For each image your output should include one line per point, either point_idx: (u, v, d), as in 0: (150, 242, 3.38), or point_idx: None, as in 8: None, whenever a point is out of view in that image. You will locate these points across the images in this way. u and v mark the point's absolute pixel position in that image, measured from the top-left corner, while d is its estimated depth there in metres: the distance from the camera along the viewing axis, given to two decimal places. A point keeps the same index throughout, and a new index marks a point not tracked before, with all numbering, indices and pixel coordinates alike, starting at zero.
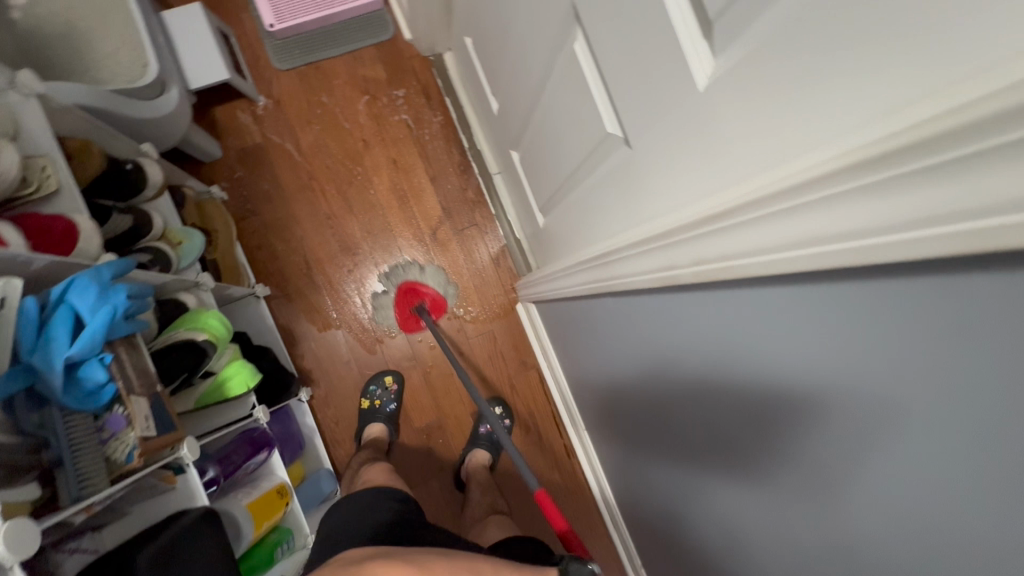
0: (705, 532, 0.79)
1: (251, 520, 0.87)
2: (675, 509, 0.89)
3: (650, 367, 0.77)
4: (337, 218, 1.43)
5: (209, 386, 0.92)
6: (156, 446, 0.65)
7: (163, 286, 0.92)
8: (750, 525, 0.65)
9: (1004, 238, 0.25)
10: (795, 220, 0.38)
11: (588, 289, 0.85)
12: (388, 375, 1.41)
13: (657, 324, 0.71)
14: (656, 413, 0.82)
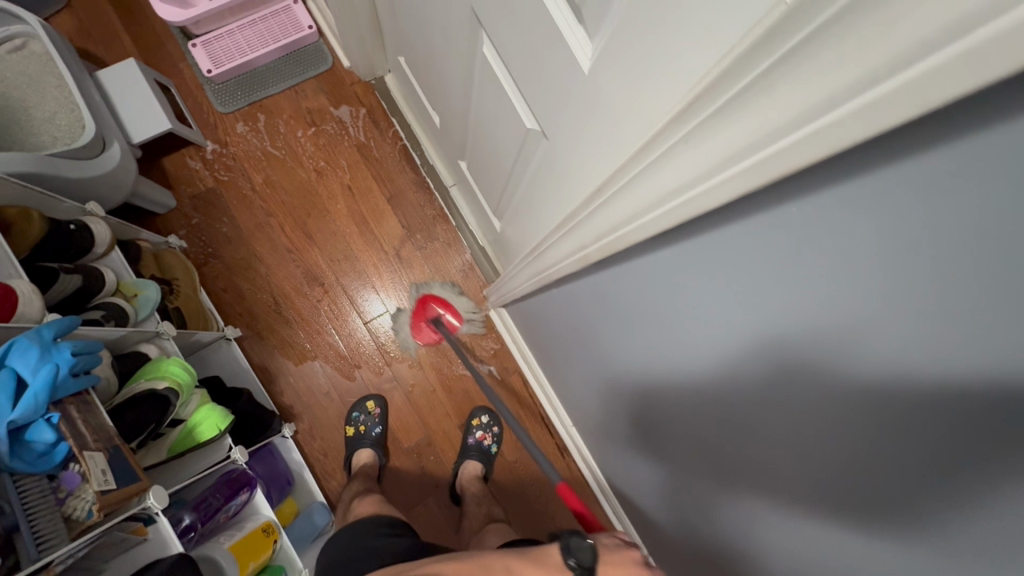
0: (701, 508, 0.78)
1: (235, 562, 0.86)
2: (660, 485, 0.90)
3: (608, 344, 0.78)
4: (298, 250, 1.44)
5: (180, 433, 0.93)
6: (116, 499, 0.65)
7: (120, 339, 0.92)
8: (739, 493, 0.64)
9: (797, 155, 0.28)
10: (669, 171, 0.40)
11: (532, 283, 0.87)
12: (370, 401, 1.40)
13: (603, 304, 0.72)
14: (629, 395, 0.82)
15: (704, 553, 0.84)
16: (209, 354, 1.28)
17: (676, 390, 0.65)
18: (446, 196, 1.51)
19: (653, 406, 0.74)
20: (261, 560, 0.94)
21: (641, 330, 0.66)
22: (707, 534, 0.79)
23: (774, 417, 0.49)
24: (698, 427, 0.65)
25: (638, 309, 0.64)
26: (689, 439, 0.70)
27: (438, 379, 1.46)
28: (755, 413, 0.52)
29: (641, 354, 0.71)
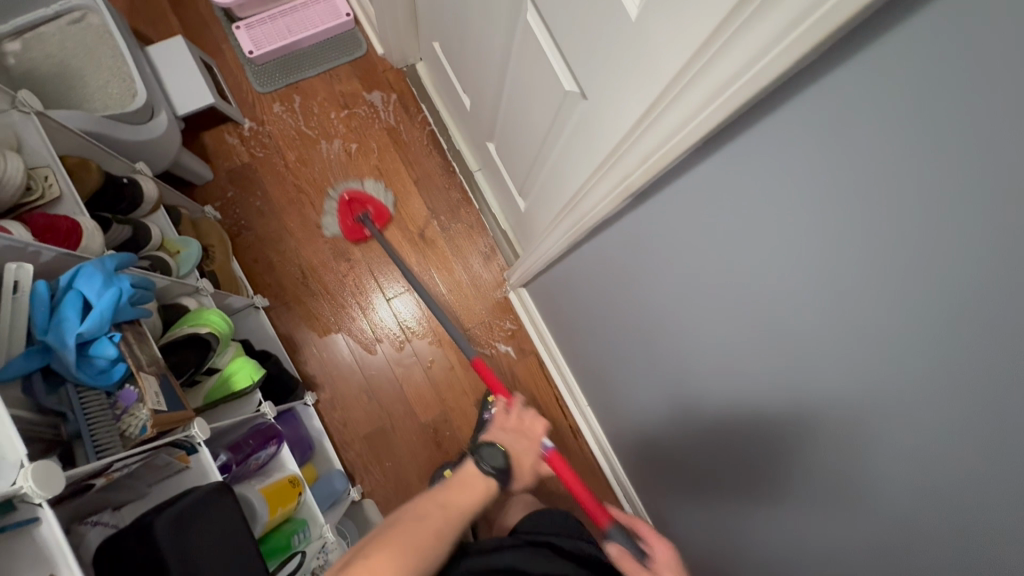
0: (721, 465, 0.80)
1: (266, 503, 0.89)
2: (675, 446, 0.93)
3: (633, 301, 0.82)
4: (327, 227, 1.48)
5: (215, 382, 0.96)
6: (167, 420, 0.68)
7: (165, 289, 0.97)
8: (758, 434, 0.68)
9: (838, 16, 0.32)
10: (714, 74, 0.44)
11: (567, 240, 0.91)
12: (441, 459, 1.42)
13: (632, 256, 0.76)
14: (651, 355, 0.85)
15: (720, 515, 0.86)
16: (239, 320, 1.33)
17: (705, 336, 0.68)
18: (470, 180, 1.56)
19: (671, 355, 0.79)
20: (287, 511, 0.96)
21: (671, 279, 0.69)
22: (727, 494, 0.81)
23: (808, 341, 0.52)
24: (726, 371, 0.68)
25: (670, 256, 0.67)
26: (705, 385, 0.74)
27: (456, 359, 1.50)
28: (789, 342, 0.55)
29: (660, 304, 0.75)
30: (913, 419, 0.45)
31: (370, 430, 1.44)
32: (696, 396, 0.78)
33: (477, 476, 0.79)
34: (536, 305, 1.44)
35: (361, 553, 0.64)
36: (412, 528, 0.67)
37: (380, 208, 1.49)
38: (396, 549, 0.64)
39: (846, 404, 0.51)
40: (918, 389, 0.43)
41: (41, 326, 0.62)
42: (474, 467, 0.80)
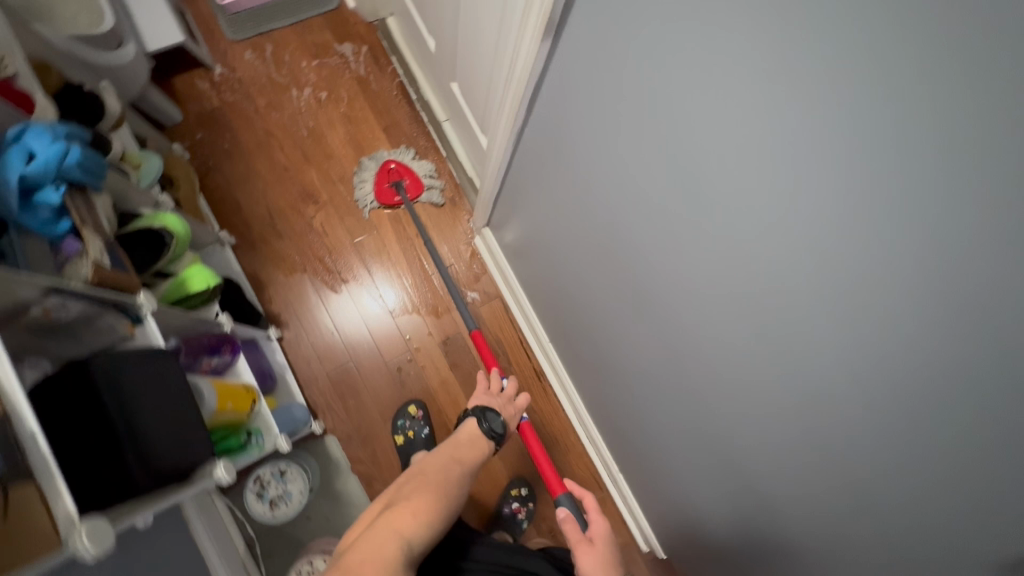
0: (663, 345, 0.82)
1: (216, 394, 0.89)
2: (620, 341, 0.98)
3: (572, 183, 0.86)
4: (295, 169, 1.51)
5: (170, 286, 0.97)
6: (110, 276, 0.70)
7: (124, 194, 0.98)
8: (678, 290, 0.71)
9: None
10: None
11: (508, 125, 0.96)
12: (411, 405, 1.42)
13: (564, 127, 0.80)
14: (596, 246, 0.88)
15: (671, 400, 0.89)
16: (203, 254, 1.35)
17: (625, 197, 0.72)
18: (438, 130, 1.58)
19: (604, 234, 0.83)
20: (240, 416, 0.96)
21: (601, 147, 0.72)
22: (672, 373, 0.84)
23: (702, 161, 0.55)
24: (649, 232, 0.70)
25: (596, 120, 0.71)
26: (632, 254, 0.78)
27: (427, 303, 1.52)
28: (690, 170, 0.58)
29: (589, 173, 0.79)
30: (788, 198, 0.47)
31: (335, 369, 1.45)
32: (626, 269, 0.81)
33: (479, 434, 1.07)
34: (499, 247, 1.47)
35: (398, 497, 0.90)
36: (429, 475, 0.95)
37: (418, 181, 1.54)
38: (422, 495, 0.90)
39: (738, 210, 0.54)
40: (790, 164, 0.46)
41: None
42: (474, 424, 1.07)
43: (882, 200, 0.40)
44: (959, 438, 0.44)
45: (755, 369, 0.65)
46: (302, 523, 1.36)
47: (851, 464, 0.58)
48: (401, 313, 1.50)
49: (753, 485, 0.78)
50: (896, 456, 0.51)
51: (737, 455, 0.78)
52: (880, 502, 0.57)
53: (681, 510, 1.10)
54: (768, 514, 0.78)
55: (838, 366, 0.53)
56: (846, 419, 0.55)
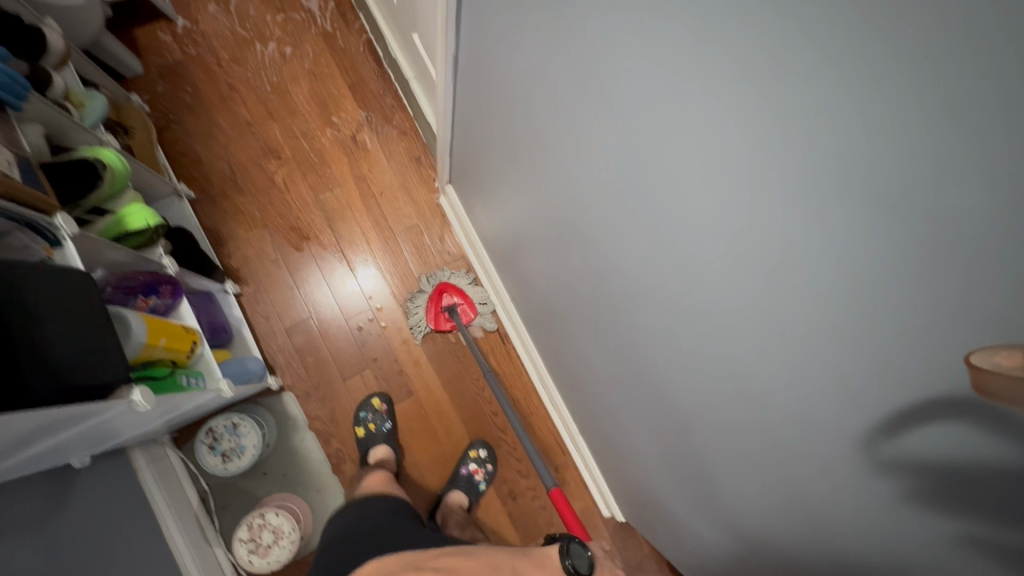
0: (587, 280, 0.80)
1: (146, 327, 0.86)
2: (561, 286, 0.96)
3: (501, 120, 0.84)
4: (258, 125, 1.50)
5: (108, 223, 0.95)
6: (21, 190, 0.69)
7: (66, 130, 0.97)
8: (590, 226, 0.69)
9: None
10: None
11: (447, 63, 0.94)
12: (376, 398, 1.40)
13: (485, 58, 0.78)
14: (529, 182, 0.85)
15: (607, 343, 0.85)
16: (160, 205, 1.34)
17: (539, 127, 0.70)
18: (405, 89, 1.53)
19: (530, 169, 0.81)
20: (177, 356, 0.95)
21: (513, 67, 0.70)
22: (600, 312, 0.81)
23: (577, 54, 0.52)
24: (559, 153, 0.68)
25: (505, 35, 0.68)
26: (553, 188, 0.75)
27: (406, 275, 1.50)
28: (571, 68, 0.54)
29: (511, 107, 0.77)
30: (641, 77, 0.44)
31: (294, 327, 1.44)
32: (552, 206, 0.79)
33: (556, 566, 0.74)
34: (462, 203, 1.44)
35: (420, 567, 0.67)
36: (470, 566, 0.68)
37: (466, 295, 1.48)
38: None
39: (612, 104, 0.50)
40: (636, 36, 0.42)
41: None
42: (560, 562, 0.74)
43: (704, 57, 0.36)
44: (808, 330, 0.41)
45: (651, 292, 0.61)
46: (258, 479, 1.36)
47: (738, 386, 0.54)
48: (363, 274, 1.49)
49: (681, 433, 0.72)
50: (771, 368, 0.47)
51: (662, 397, 0.72)
52: (768, 428, 0.52)
53: (628, 464, 1.07)
54: (694, 463, 0.73)
55: (713, 272, 0.48)
56: (729, 335, 0.51)
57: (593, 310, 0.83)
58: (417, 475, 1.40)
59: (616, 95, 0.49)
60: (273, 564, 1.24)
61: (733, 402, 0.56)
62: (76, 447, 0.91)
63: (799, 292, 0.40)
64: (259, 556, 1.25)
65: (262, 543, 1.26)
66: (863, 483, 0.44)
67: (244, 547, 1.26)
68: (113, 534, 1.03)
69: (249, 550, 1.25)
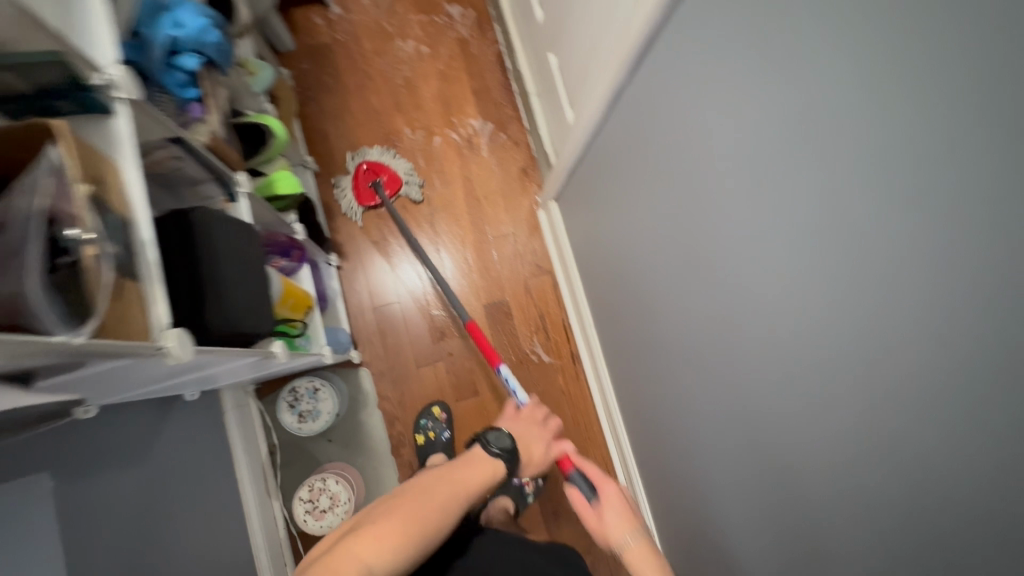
0: (701, 320, 0.81)
1: (281, 284, 0.92)
2: (659, 321, 0.99)
3: (636, 157, 0.88)
4: (385, 114, 1.59)
5: (261, 183, 1.04)
6: (221, 147, 0.76)
7: (240, 94, 1.06)
8: (723, 280, 0.72)
9: None
10: None
11: (596, 92, 0.98)
12: (436, 406, 1.43)
13: (641, 100, 0.82)
14: (655, 221, 0.87)
15: (704, 385, 0.87)
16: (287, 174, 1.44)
17: (683, 177, 0.73)
18: (527, 103, 1.59)
19: (660, 212, 0.85)
20: (296, 320, 1.00)
21: (670, 106, 0.72)
22: (710, 358, 0.82)
23: (774, 109, 0.52)
24: (714, 198, 0.67)
25: (675, 77, 0.69)
26: (684, 234, 0.79)
27: (493, 277, 1.55)
28: (759, 121, 0.54)
29: (654, 151, 0.81)
30: (843, 162, 0.44)
31: (381, 308, 1.50)
32: (674, 248, 0.83)
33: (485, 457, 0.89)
34: (564, 221, 1.47)
35: (363, 526, 0.72)
36: (392, 514, 0.73)
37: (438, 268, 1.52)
38: (388, 523, 0.72)
39: (796, 173, 0.51)
40: (848, 121, 0.43)
41: (143, 24, 0.71)
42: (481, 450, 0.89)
43: (945, 153, 0.35)
44: (993, 448, 0.38)
45: (797, 350, 0.60)
46: (324, 445, 1.42)
47: (884, 475, 0.51)
48: (454, 272, 1.54)
49: (797, 499, 0.69)
50: (924, 468, 0.46)
51: (784, 455, 0.69)
52: (918, 532, 0.49)
53: (692, 510, 1.07)
54: (801, 530, 0.70)
55: (879, 358, 0.48)
56: (873, 425, 0.51)
57: (699, 356, 0.85)
58: (470, 471, 1.43)
59: (802, 173, 0.50)
60: (325, 528, 1.30)
61: (869, 487, 0.54)
62: (193, 384, 0.97)
63: (990, 407, 0.38)
64: (314, 518, 1.31)
65: (318, 506, 1.31)
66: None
67: (302, 506, 1.32)
68: (198, 469, 1.10)
69: (306, 510, 1.31)
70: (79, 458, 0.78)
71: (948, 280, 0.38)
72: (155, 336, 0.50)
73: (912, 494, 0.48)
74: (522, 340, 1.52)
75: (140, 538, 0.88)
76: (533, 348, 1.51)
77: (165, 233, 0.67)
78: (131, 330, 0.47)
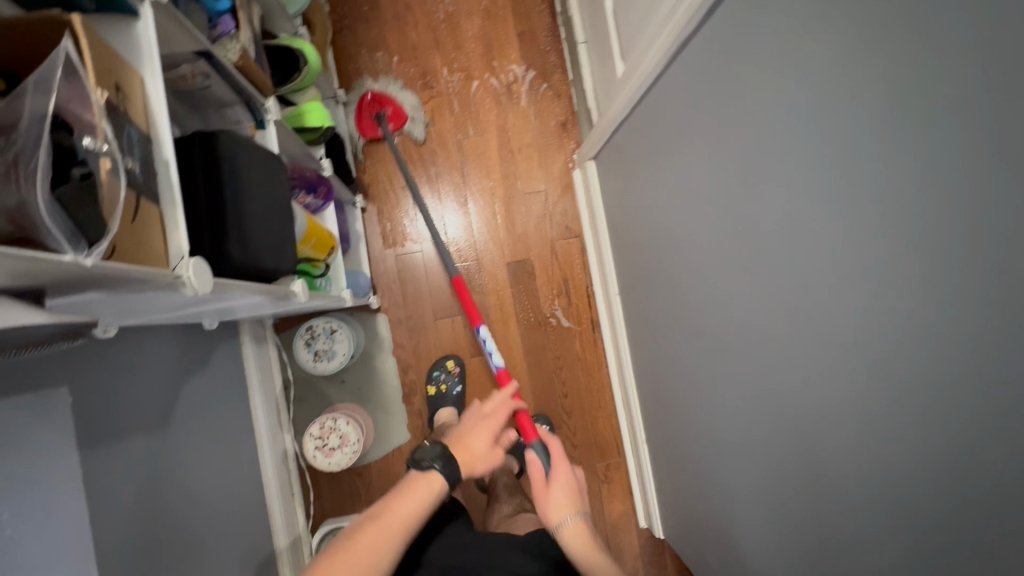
0: (731, 306, 0.75)
1: (303, 220, 0.89)
2: (686, 300, 0.93)
3: (683, 122, 0.81)
4: (422, 51, 1.50)
5: (291, 114, 0.99)
6: (252, 67, 0.72)
7: (272, 12, 0.99)
8: (752, 270, 0.66)
9: None
10: None
11: (653, 43, 0.89)
12: (450, 359, 1.43)
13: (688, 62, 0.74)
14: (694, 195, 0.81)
15: (723, 371, 0.83)
16: None
17: (725, 151, 0.67)
18: (573, 51, 1.48)
19: (698, 186, 0.78)
20: (319, 260, 0.97)
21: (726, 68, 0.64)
22: (732, 345, 0.78)
23: (835, 86, 0.44)
24: (759, 178, 0.60)
25: (726, 39, 0.61)
26: (721, 212, 0.73)
27: (518, 235, 1.50)
28: (816, 97, 0.47)
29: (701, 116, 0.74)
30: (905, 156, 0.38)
31: (403, 256, 1.47)
32: (709, 225, 0.78)
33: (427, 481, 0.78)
34: (599, 181, 1.38)
35: None
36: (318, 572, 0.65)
37: (401, 109, 1.47)
38: None
39: (842, 165, 0.45)
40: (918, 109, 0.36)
41: None
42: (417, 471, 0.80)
43: None
44: None
45: (824, 356, 0.55)
46: (336, 384, 1.43)
47: (912, 495, 0.47)
48: (479, 226, 1.49)
49: (818, 504, 0.64)
50: (968, 503, 0.41)
51: (804, 455, 0.65)
52: (948, 556, 0.45)
53: (700, 492, 1.05)
54: (817, 532, 0.66)
55: (913, 377, 0.43)
56: (897, 443, 0.47)
57: (722, 342, 0.81)
58: None
59: (851, 163, 0.44)
60: (332, 466, 1.30)
61: (891, 505, 0.50)
62: (210, 314, 0.95)
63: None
64: (323, 454, 1.32)
65: (329, 444, 1.32)
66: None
67: (312, 442, 1.33)
68: (214, 397, 1.11)
69: (316, 446, 1.32)
70: (100, 379, 0.79)
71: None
72: (173, 265, 0.47)
73: (949, 526, 0.44)
74: (543, 302, 1.49)
75: (155, 460, 0.89)
76: (553, 311, 1.48)
77: (192, 158, 0.63)
78: (147, 256, 0.44)
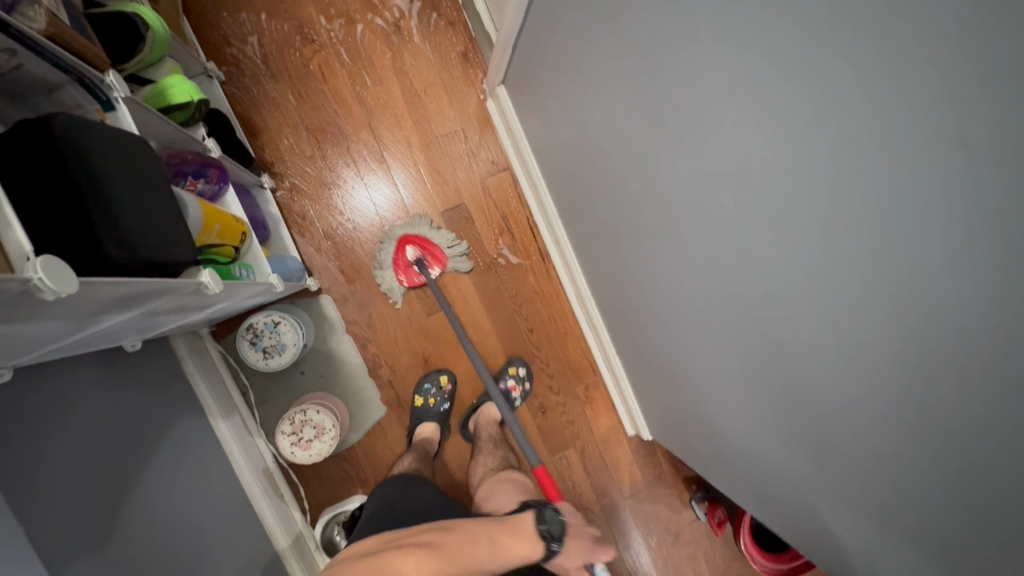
0: (664, 189, 0.74)
1: (198, 205, 0.80)
2: (622, 199, 0.92)
3: (579, 8, 0.76)
4: (292, 3, 1.36)
5: (151, 92, 0.87)
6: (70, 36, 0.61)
7: None
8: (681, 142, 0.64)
9: None
10: None
11: None
12: (444, 375, 1.39)
13: None
14: (606, 86, 0.78)
15: (673, 259, 0.82)
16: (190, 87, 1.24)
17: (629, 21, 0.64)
18: None
19: (609, 74, 0.75)
20: (226, 247, 0.89)
21: None
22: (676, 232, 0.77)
23: None
24: (670, 33, 0.57)
25: None
26: (637, 94, 0.70)
27: (446, 182, 1.43)
28: None
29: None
30: None
31: (330, 230, 1.38)
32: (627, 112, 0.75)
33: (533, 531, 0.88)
34: (512, 105, 1.32)
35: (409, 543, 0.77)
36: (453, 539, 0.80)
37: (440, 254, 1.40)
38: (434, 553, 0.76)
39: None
40: None
41: None
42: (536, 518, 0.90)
43: None
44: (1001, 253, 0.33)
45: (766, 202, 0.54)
46: (297, 377, 1.37)
47: (872, 311, 0.47)
48: (403, 181, 1.41)
49: (788, 355, 0.65)
50: (922, 300, 0.41)
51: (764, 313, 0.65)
52: (911, 359, 0.45)
53: (675, 384, 1.07)
54: (790, 383, 0.67)
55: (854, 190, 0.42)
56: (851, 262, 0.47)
57: (665, 229, 0.80)
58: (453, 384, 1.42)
59: None
60: (314, 456, 1.27)
61: (854, 328, 0.51)
62: (126, 333, 0.87)
63: (996, 207, 0.33)
64: (301, 449, 1.28)
65: (303, 436, 1.28)
66: (1007, 428, 0.40)
67: (287, 439, 1.29)
68: (164, 415, 1.03)
69: (291, 443, 1.28)
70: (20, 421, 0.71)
71: (951, 67, 0.31)
72: (20, 266, 0.40)
73: (909, 329, 0.44)
74: (486, 243, 1.45)
75: (112, 491, 0.83)
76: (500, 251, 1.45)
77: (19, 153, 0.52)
78: None
